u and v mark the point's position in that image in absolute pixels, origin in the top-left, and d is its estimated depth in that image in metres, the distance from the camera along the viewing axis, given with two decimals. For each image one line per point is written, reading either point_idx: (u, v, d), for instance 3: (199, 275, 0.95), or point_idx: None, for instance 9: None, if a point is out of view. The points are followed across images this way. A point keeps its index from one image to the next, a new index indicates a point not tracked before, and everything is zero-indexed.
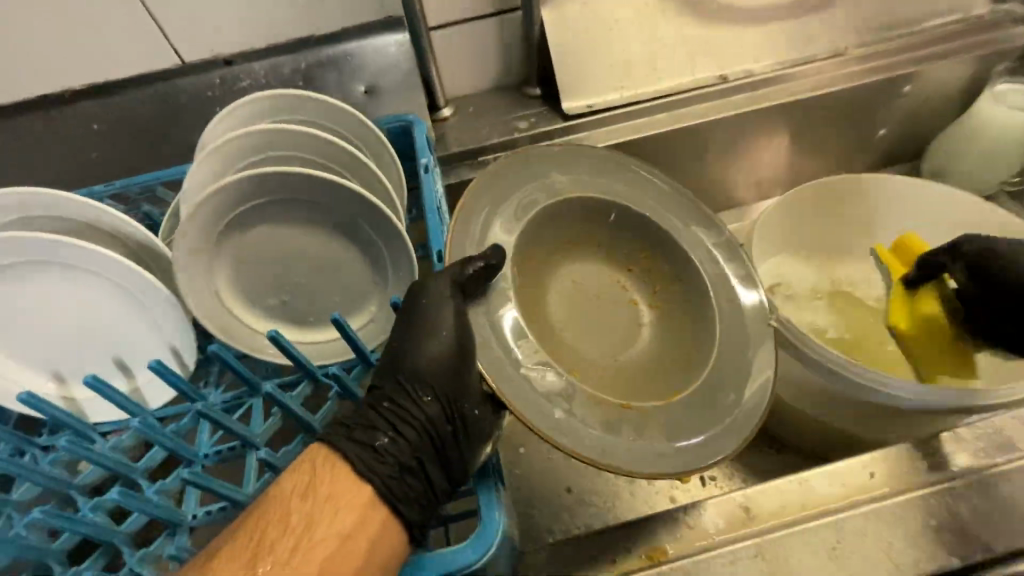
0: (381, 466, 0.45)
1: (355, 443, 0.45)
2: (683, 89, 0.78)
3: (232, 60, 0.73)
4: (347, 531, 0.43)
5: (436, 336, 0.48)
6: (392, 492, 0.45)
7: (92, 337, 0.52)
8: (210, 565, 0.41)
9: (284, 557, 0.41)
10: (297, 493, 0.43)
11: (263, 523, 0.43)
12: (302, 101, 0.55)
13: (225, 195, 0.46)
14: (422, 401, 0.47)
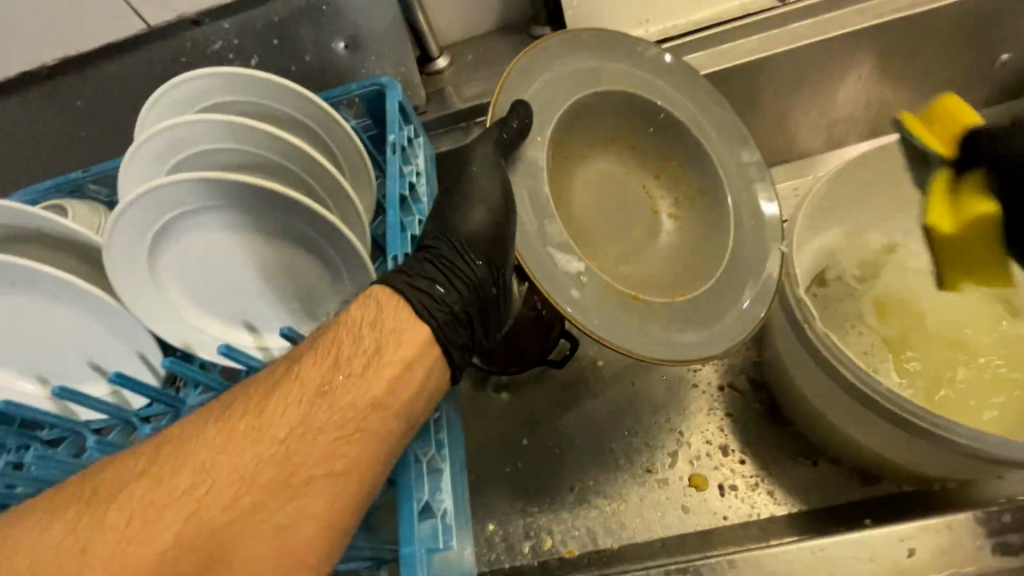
0: (440, 311, 0.42)
1: (415, 286, 0.42)
2: (724, 19, 0.63)
3: (199, 19, 0.64)
4: (411, 359, 0.40)
5: (488, 198, 0.47)
6: (448, 339, 0.42)
7: (59, 344, 0.50)
8: (268, 394, 0.39)
9: (356, 373, 0.39)
10: (364, 323, 0.40)
11: (325, 350, 0.40)
12: (244, 77, 0.47)
13: (150, 206, 0.41)
14: (473, 261, 0.45)
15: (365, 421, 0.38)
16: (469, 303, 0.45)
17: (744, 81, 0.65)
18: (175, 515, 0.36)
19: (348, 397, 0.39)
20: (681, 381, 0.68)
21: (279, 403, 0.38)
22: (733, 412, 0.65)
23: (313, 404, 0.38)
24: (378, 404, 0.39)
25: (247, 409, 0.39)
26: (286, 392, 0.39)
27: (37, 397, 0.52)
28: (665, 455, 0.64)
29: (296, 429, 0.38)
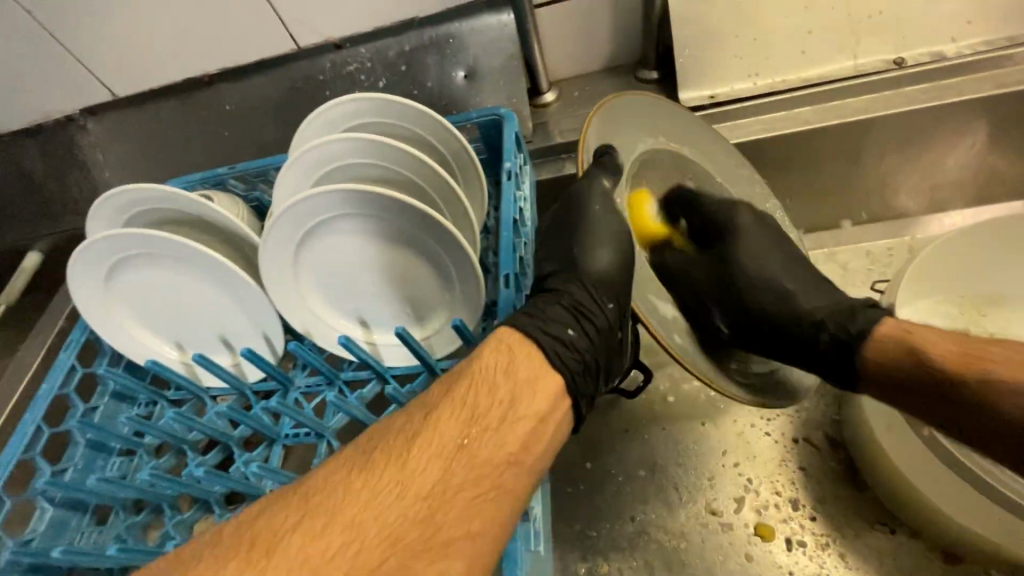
0: (571, 356, 0.46)
1: (548, 334, 0.45)
2: (835, 76, 0.64)
3: (342, 42, 0.75)
4: (542, 413, 0.43)
5: (619, 246, 0.50)
6: (580, 386, 0.46)
7: (197, 316, 0.57)
8: (409, 445, 0.39)
9: (494, 425, 0.41)
10: (499, 370, 0.43)
11: (462, 397, 0.41)
12: (386, 103, 0.53)
13: (302, 209, 0.48)
14: (603, 306, 0.49)
15: (503, 474, 0.40)
16: (597, 351, 0.48)
17: (849, 138, 0.66)
18: (343, 555, 0.35)
19: (490, 446, 0.40)
20: (753, 428, 0.68)
21: (424, 448, 0.39)
22: (806, 467, 0.64)
23: (455, 459, 0.39)
24: (515, 458, 0.41)
25: (392, 456, 0.39)
26: (428, 440, 0.39)
27: (175, 362, 0.59)
28: (733, 499, 0.64)
29: (441, 477, 0.38)
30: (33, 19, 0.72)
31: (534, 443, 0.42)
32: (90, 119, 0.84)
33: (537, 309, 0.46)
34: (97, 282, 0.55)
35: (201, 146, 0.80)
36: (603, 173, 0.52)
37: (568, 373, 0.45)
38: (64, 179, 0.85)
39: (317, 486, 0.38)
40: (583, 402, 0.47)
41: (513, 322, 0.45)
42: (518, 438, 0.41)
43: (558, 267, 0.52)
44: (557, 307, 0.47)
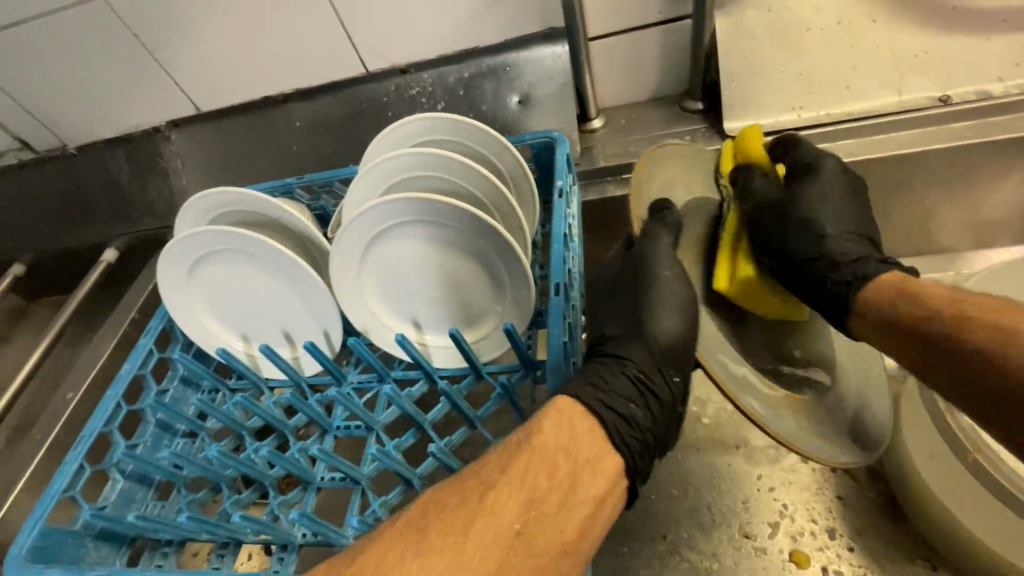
0: (631, 439, 0.47)
1: (614, 410, 0.47)
2: (878, 114, 0.65)
3: (406, 68, 0.81)
4: (601, 496, 0.43)
5: (680, 311, 0.56)
6: (639, 467, 0.47)
7: (266, 311, 0.62)
8: (474, 511, 0.40)
9: (554, 507, 0.41)
10: (560, 450, 0.43)
11: (521, 473, 0.42)
12: (452, 123, 0.58)
13: (371, 215, 0.52)
14: (670, 380, 0.54)
15: (558, 564, 0.40)
16: (658, 428, 0.51)
17: (893, 171, 0.67)
18: None
19: (548, 531, 0.40)
20: (789, 454, 0.68)
21: (483, 534, 0.39)
22: (845, 497, 0.64)
23: (516, 544, 0.39)
24: (569, 546, 0.41)
25: (456, 528, 0.39)
26: (488, 522, 0.40)
27: (240, 353, 0.64)
28: (767, 524, 0.63)
29: (498, 568, 0.38)
30: (138, 41, 0.81)
31: (591, 526, 0.42)
32: (173, 130, 0.92)
33: (602, 380, 0.49)
34: (180, 274, 0.61)
35: (270, 159, 0.86)
36: (665, 231, 0.60)
37: (627, 450, 0.47)
38: (145, 184, 0.94)
39: (369, 564, 0.38)
40: (638, 480, 0.48)
41: (575, 393, 0.47)
42: (576, 524, 0.42)
43: (623, 333, 0.56)
44: (624, 380, 0.50)
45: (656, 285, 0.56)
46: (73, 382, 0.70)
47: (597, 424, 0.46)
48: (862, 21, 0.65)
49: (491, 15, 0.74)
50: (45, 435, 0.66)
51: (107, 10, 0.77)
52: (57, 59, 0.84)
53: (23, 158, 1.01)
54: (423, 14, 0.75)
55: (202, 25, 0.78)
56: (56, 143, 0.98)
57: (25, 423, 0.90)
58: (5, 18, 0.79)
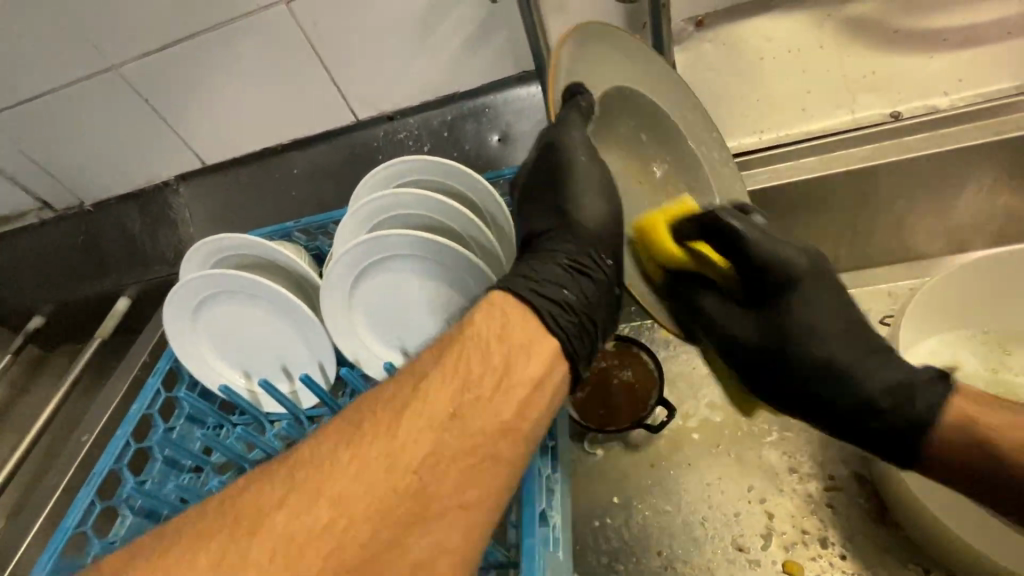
0: (566, 321, 0.48)
1: (543, 296, 0.47)
2: (833, 132, 0.70)
3: (393, 115, 0.87)
4: (539, 377, 0.45)
5: (603, 192, 0.53)
6: (576, 347, 0.48)
7: (264, 347, 0.65)
8: (412, 399, 0.43)
9: (487, 391, 0.43)
10: (493, 336, 0.45)
11: (455, 364, 0.44)
12: (431, 163, 0.62)
13: (354, 254, 0.57)
14: (602, 263, 0.51)
15: (496, 442, 0.43)
16: (593, 313, 0.50)
17: (857, 185, 0.70)
18: (343, 481, 0.39)
19: (487, 413, 0.42)
20: (778, 464, 0.69)
21: (414, 420, 0.42)
22: (835, 505, 0.65)
23: (449, 426, 0.42)
24: (508, 428, 0.43)
25: (388, 418, 0.42)
26: (418, 411, 0.42)
27: (242, 389, 0.68)
28: (761, 536, 0.64)
29: (431, 451, 0.41)
30: (147, 104, 0.87)
31: (532, 407, 0.44)
32: (181, 184, 0.99)
33: (533, 270, 0.49)
34: (185, 316, 0.65)
35: (273, 204, 0.92)
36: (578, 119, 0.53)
37: (561, 332, 0.47)
38: (156, 235, 1.00)
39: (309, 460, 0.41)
40: (581, 361, 0.49)
41: (506, 286, 0.47)
42: (514, 407, 0.43)
43: (553, 225, 0.53)
44: (555, 268, 0.50)
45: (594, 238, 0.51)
46: (87, 425, 0.73)
47: (526, 309, 0.47)
48: (814, 48, 0.69)
49: (470, 62, 0.80)
50: (60, 477, 0.70)
51: (119, 78, 0.84)
52: (75, 125, 0.92)
53: (43, 217, 1.07)
54: (406, 65, 0.81)
55: (204, 87, 0.85)
56: (74, 202, 1.05)
57: (43, 467, 0.94)
58: (28, 92, 0.87)
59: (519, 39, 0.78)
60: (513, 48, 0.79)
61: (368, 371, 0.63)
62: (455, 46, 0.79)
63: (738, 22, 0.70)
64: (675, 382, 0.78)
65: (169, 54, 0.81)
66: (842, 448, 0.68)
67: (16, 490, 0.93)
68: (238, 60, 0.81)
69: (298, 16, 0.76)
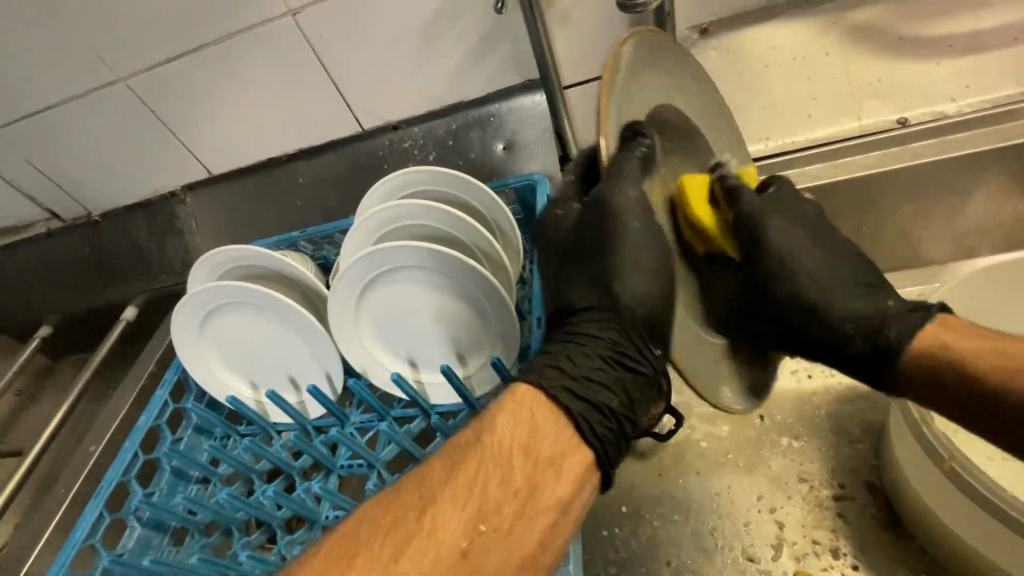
0: (600, 426, 0.47)
1: (580, 398, 0.47)
2: (836, 139, 0.71)
3: (398, 124, 0.87)
4: (567, 498, 0.43)
5: (648, 269, 0.52)
6: (610, 456, 0.46)
7: (271, 357, 0.65)
8: (422, 525, 0.40)
9: (508, 520, 0.41)
10: (518, 449, 0.43)
11: (471, 484, 0.42)
12: (437, 173, 0.62)
13: (361, 264, 0.57)
14: (651, 353, 0.52)
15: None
16: (625, 416, 0.49)
17: (864, 192, 0.70)
18: None
19: (510, 539, 0.40)
20: (788, 474, 0.68)
21: (422, 553, 0.39)
22: (847, 515, 0.64)
23: (462, 564, 0.39)
24: (528, 559, 0.41)
25: (393, 547, 0.39)
26: (427, 539, 0.39)
27: (249, 399, 0.68)
28: (772, 546, 0.64)
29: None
30: (155, 115, 0.88)
31: (556, 532, 0.42)
32: (188, 193, 0.99)
33: (571, 365, 0.49)
34: (194, 326, 0.65)
35: (279, 213, 0.93)
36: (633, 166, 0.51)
37: (597, 441, 0.46)
38: (163, 244, 1.01)
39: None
40: (612, 468, 0.47)
41: (539, 382, 0.47)
42: (536, 533, 0.41)
43: (596, 305, 0.53)
44: (595, 362, 0.49)
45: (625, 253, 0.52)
46: (95, 435, 0.73)
47: (557, 415, 0.46)
48: (820, 54, 0.69)
49: (474, 71, 0.81)
50: (67, 488, 0.70)
51: (126, 90, 0.85)
52: (82, 137, 0.92)
53: (51, 227, 1.08)
54: (411, 75, 0.81)
55: (210, 98, 0.85)
56: (82, 212, 1.06)
57: (50, 477, 0.95)
58: (37, 104, 0.88)
59: (523, 49, 0.78)
60: (517, 57, 0.79)
61: (374, 380, 0.63)
62: (459, 56, 0.79)
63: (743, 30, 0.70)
64: (683, 390, 0.77)
65: (176, 66, 0.81)
66: (852, 457, 0.68)
67: (24, 499, 0.93)
68: (244, 71, 0.82)
69: (304, 28, 0.77)
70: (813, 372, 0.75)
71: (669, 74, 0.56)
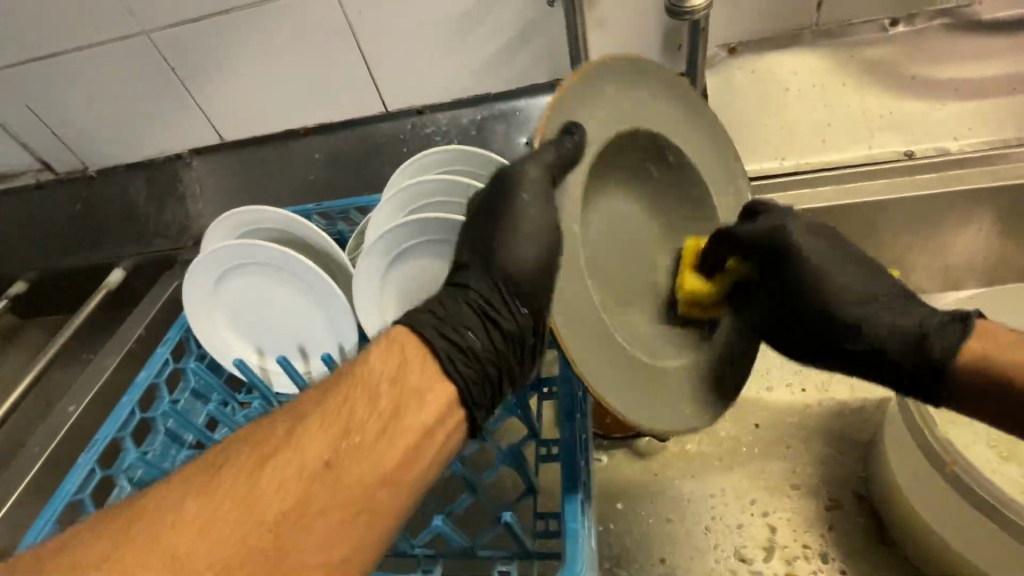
0: (468, 369, 0.45)
1: (446, 338, 0.45)
2: (849, 164, 0.74)
3: (422, 110, 0.88)
4: (429, 425, 0.43)
5: (543, 234, 0.49)
6: (474, 395, 0.45)
7: (284, 323, 0.64)
8: (274, 453, 0.40)
9: (371, 437, 0.41)
10: (384, 378, 0.43)
11: (336, 409, 0.42)
12: (476, 155, 0.63)
13: (397, 234, 0.57)
14: (517, 311, 0.48)
15: (376, 495, 0.40)
16: (494, 360, 0.48)
17: (869, 215, 0.74)
18: (187, 542, 0.36)
19: (368, 464, 0.40)
20: (779, 479, 0.70)
21: (285, 468, 0.39)
22: (837, 522, 0.66)
23: (319, 477, 0.39)
24: (388, 479, 0.41)
25: (245, 467, 0.39)
26: (288, 458, 0.40)
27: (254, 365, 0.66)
28: (764, 549, 0.65)
29: (296, 506, 0.38)
30: (172, 73, 0.86)
31: (419, 457, 0.42)
32: (195, 157, 0.97)
33: (439, 308, 0.47)
34: (206, 292, 0.64)
35: (291, 186, 0.92)
36: (553, 154, 0.48)
37: (458, 380, 0.45)
38: (162, 208, 0.99)
39: (198, 489, 0.39)
40: (479, 413, 0.46)
41: (409, 323, 0.47)
42: (399, 453, 0.41)
43: (467, 261, 0.51)
44: (464, 307, 0.48)
45: (520, 218, 0.49)
46: (73, 396, 0.72)
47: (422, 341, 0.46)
48: (837, 85, 0.74)
49: (506, 65, 0.82)
50: (42, 447, 0.68)
51: (147, 43, 0.83)
52: (89, 86, 0.89)
53: (41, 179, 1.05)
54: (443, 63, 0.82)
55: (235, 61, 0.84)
56: (77, 166, 1.02)
57: (13, 438, 0.90)
58: (43, 50, 0.85)
59: (557, 47, 0.80)
60: (551, 56, 0.81)
61: None
62: (492, 49, 0.80)
63: (769, 53, 0.74)
64: None
65: (204, 26, 0.80)
66: (842, 467, 0.70)
67: None
68: (275, 37, 0.81)
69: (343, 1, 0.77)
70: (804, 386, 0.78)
71: (640, 89, 0.56)
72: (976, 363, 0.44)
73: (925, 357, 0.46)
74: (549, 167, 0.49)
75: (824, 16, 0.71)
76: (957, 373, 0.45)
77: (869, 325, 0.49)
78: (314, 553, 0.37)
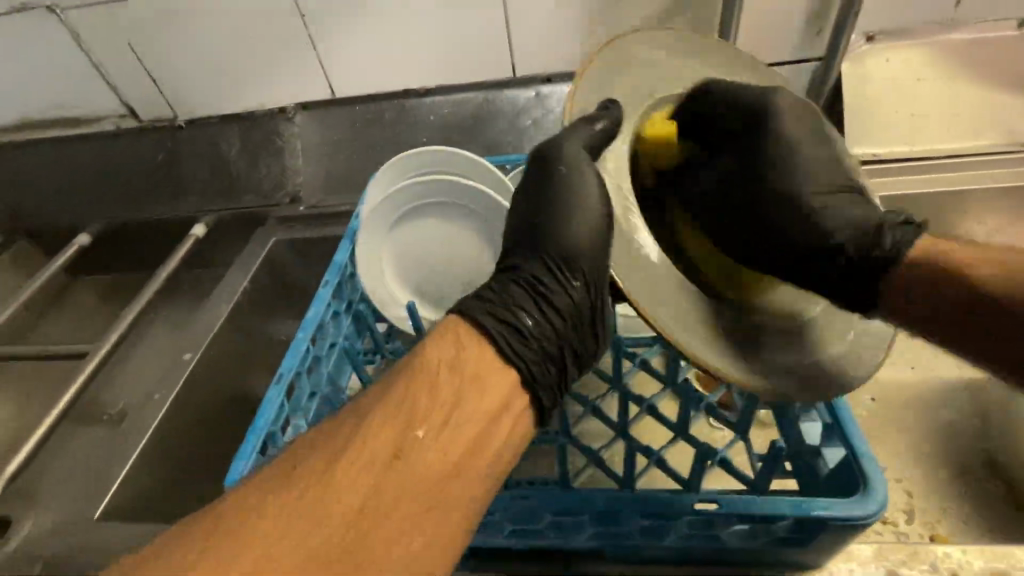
0: (530, 351, 0.41)
1: (498, 318, 0.41)
2: (984, 150, 0.77)
3: (549, 78, 0.89)
4: (498, 410, 0.38)
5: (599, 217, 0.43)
6: (538, 376, 0.40)
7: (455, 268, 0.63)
8: (339, 457, 0.35)
9: (437, 427, 0.36)
10: (444, 364, 0.38)
11: (400, 401, 0.37)
12: None
13: None
14: (569, 286, 0.44)
15: (448, 490, 0.35)
16: (560, 341, 0.43)
17: (988, 202, 0.78)
18: (287, 547, 0.31)
19: (448, 446, 0.36)
20: (905, 449, 0.73)
21: (350, 469, 0.34)
22: (968, 490, 0.69)
23: (388, 477, 0.34)
24: (461, 466, 0.36)
25: (310, 482, 0.34)
26: (358, 449, 0.35)
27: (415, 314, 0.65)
28: (903, 512, 0.67)
29: (369, 500, 0.33)
30: (302, 28, 0.85)
31: (490, 447, 0.37)
32: (299, 113, 0.95)
33: (492, 292, 0.43)
34: (381, 233, 0.63)
35: (404, 146, 0.91)
36: (585, 136, 0.45)
37: (521, 364, 0.40)
38: (256, 163, 0.94)
39: (242, 503, 0.33)
40: (544, 396, 0.41)
41: (461, 308, 0.42)
42: (464, 448, 0.36)
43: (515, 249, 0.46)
44: (516, 287, 0.43)
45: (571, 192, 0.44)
46: (188, 345, 0.77)
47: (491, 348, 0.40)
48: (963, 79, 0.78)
49: None
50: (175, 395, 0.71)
51: None
52: (204, 28, 0.86)
53: (122, 126, 1.00)
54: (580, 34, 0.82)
55: (369, 13, 0.83)
56: (166, 114, 0.98)
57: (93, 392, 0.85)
58: None
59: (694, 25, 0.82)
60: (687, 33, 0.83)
61: None
62: (634, 22, 0.81)
63: (901, 44, 0.78)
64: None
65: None
66: (964, 439, 0.73)
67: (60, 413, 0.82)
68: None
69: None
70: (915, 364, 0.81)
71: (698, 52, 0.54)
72: (912, 259, 0.43)
73: (854, 269, 0.45)
74: (587, 142, 0.45)
75: (960, 12, 0.76)
76: (903, 266, 0.44)
77: (855, 242, 0.46)
78: (386, 551, 0.32)
